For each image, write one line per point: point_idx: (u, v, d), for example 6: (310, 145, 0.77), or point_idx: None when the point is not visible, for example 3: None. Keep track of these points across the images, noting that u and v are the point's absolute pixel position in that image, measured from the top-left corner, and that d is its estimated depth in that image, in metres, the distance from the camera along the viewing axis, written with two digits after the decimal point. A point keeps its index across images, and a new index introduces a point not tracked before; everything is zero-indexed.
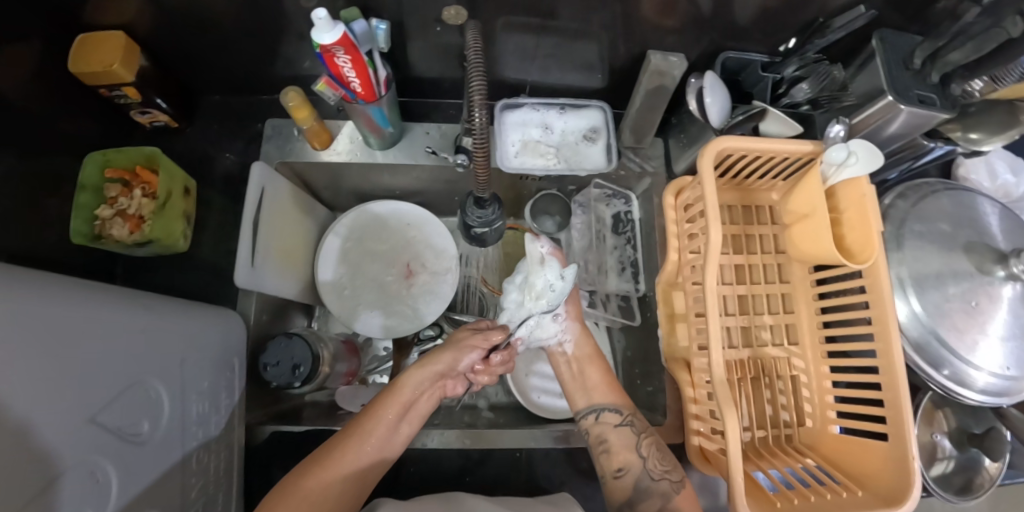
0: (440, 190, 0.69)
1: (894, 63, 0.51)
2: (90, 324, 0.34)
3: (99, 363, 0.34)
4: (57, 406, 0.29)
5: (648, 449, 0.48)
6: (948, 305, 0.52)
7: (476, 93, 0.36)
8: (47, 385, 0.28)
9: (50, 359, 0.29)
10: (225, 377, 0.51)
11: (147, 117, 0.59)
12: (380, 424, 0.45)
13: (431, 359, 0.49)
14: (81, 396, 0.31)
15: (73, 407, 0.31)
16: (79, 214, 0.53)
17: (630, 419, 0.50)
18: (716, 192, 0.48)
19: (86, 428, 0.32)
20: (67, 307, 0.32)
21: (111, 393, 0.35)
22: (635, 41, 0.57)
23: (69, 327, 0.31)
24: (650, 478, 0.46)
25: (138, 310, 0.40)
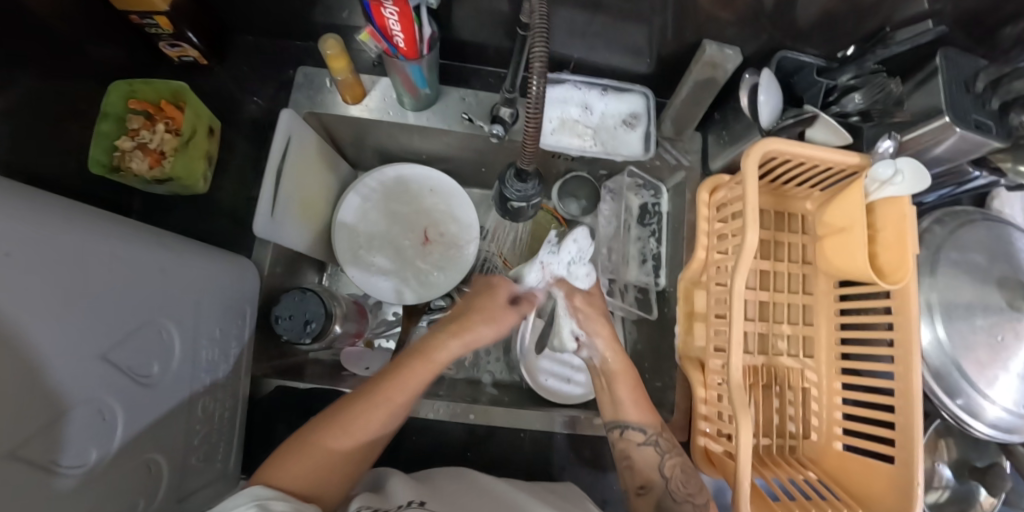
0: (467, 161, 0.68)
1: (955, 84, 0.49)
2: (108, 258, 0.33)
3: (113, 300, 0.33)
4: (67, 340, 0.28)
5: (672, 470, 0.46)
6: (972, 337, 0.51)
7: (537, 59, 0.34)
8: (58, 317, 0.27)
9: (62, 293, 0.28)
10: (237, 325, 0.50)
11: (176, 51, 0.57)
12: (408, 389, 0.43)
13: (468, 331, 0.47)
14: (90, 332, 0.30)
15: (83, 341, 0.30)
16: (99, 143, 0.51)
17: (655, 439, 0.47)
18: (758, 195, 0.46)
19: (96, 364, 0.31)
20: (85, 238, 0.31)
21: (122, 331, 0.34)
22: (691, 29, 0.55)
23: (86, 258, 0.30)
24: (674, 500, 0.44)
25: (158, 248, 0.39)
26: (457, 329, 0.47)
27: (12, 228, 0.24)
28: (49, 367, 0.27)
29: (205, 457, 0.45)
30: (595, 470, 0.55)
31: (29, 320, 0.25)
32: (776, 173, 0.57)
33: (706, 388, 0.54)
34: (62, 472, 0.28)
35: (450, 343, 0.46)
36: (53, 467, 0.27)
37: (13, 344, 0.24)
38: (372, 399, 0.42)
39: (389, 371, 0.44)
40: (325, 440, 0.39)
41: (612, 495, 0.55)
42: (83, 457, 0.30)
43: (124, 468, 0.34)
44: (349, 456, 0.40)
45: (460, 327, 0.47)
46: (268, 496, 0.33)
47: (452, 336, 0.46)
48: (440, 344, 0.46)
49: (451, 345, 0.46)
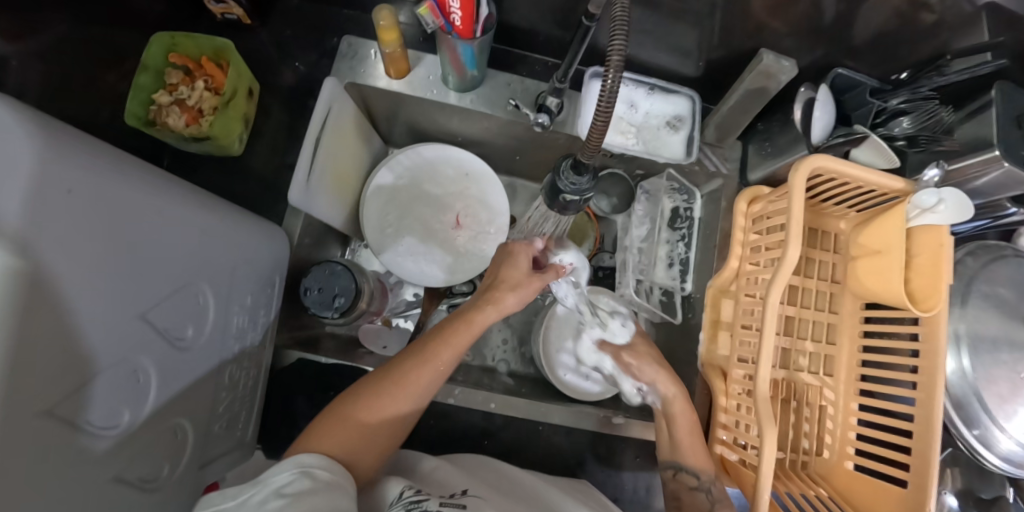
0: (502, 147, 0.67)
1: (1007, 118, 0.49)
2: (156, 215, 0.32)
3: (155, 259, 0.32)
4: (108, 297, 0.27)
5: None
6: (997, 371, 0.51)
7: (613, 56, 0.33)
8: (103, 272, 0.26)
9: (108, 249, 0.27)
10: (265, 293, 0.49)
11: (220, 7, 0.55)
12: (447, 355, 0.44)
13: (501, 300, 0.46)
14: (131, 291, 0.30)
15: (123, 299, 0.29)
16: (136, 96, 0.50)
17: (708, 486, 0.46)
18: (803, 211, 0.46)
19: (134, 323, 0.30)
20: (137, 192, 0.30)
21: (161, 291, 0.33)
22: (750, 35, 0.54)
23: (136, 213, 0.29)
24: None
25: (202, 210, 0.38)
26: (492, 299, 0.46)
27: (70, 175, 0.23)
28: (88, 323, 0.26)
29: (226, 424, 0.45)
30: (609, 468, 0.55)
31: (73, 274, 0.24)
32: (816, 189, 0.57)
33: (727, 397, 0.54)
34: (92, 432, 0.28)
35: (486, 310, 0.46)
36: (85, 426, 0.27)
37: (59, 298, 0.23)
38: (414, 365, 0.43)
39: (427, 338, 0.45)
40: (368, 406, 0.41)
41: (623, 494, 0.55)
42: (115, 418, 0.30)
43: (152, 430, 0.34)
44: (389, 420, 0.41)
45: (494, 297, 0.46)
46: (314, 465, 0.35)
47: (488, 304, 0.45)
48: (478, 310, 0.46)
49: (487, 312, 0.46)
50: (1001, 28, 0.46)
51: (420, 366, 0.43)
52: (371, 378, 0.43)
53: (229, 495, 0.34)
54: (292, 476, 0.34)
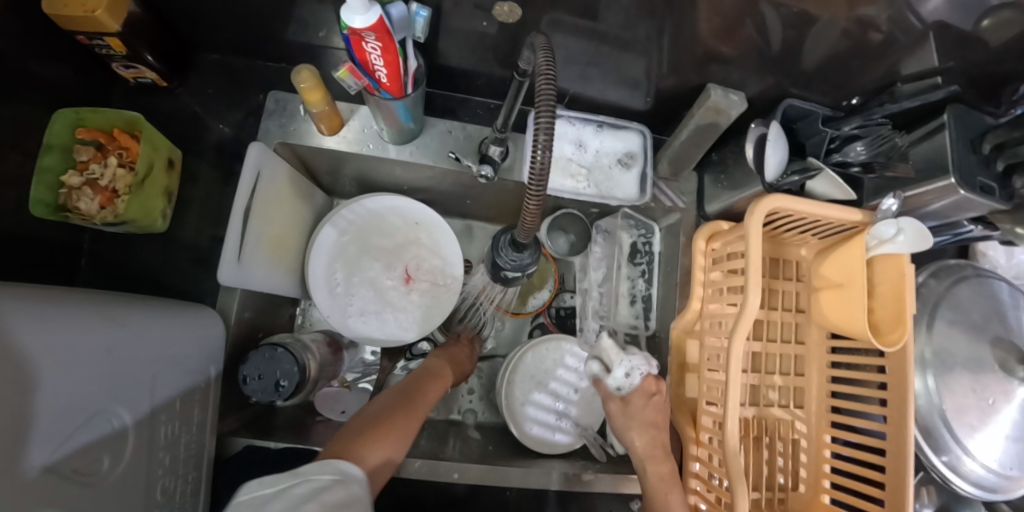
0: (452, 192, 0.64)
1: (962, 143, 0.47)
2: (54, 347, 0.28)
3: (59, 394, 0.27)
4: (6, 459, 0.23)
5: None
6: (965, 399, 0.51)
7: (543, 128, 0.30)
8: (2, 429, 0.23)
9: (7, 403, 0.23)
10: (200, 388, 0.45)
11: (131, 72, 0.52)
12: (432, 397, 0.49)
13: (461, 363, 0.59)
14: (35, 440, 0.25)
15: (27, 455, 0.25)
16: (41, 180, 0.46)
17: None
18: (763, 252, 0.44)
19: (38, 478, 0.25)
20: (24, 330, 0.26)
21: (68, 429, 0.28)
22: (694, 69, 0.52)
23: (27, 355, 0.25)
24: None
25: (110, 325, 0.34)
26: (455, 360, 0.58)
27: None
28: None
29: None
30: None
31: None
32: (773, 222, 0.55)
33: (698, 445, 0.52)
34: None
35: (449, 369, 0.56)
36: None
37: None
38: (410, 400, 0.47)
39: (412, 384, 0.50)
40: (385, 431, 0.41)
41: None
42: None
43: None
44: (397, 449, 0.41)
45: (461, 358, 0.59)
46: (350, 474, 0.34)
47: (454, 363, 0.57)
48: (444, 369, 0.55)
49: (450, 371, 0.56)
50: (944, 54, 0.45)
51: (415, 404, 0.47)
52: (371, 416, 0.43)
53: (269, 482, 0.31)
54: (330, 483, 0.32)
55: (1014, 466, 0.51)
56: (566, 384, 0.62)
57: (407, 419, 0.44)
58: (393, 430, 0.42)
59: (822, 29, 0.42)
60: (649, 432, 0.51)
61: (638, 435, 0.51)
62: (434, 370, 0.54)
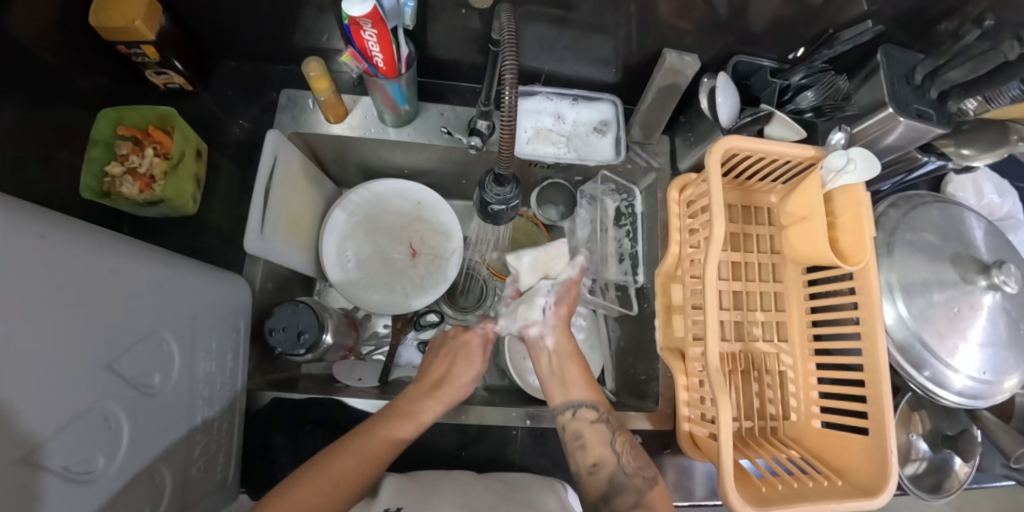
0: (447, 172, 0.71)
1: (897, 76, 0.54)
2: (113, 272, 0.34)
3: (117, 312, 0.34)
4: (68, 349, 0.29)
5: (622, 446, 0.48)
6: (932, 311, 0.55)
7: (508, 73, 0.37)
8: (67, 328, 0.29)
9: (73, 305, 0.29)
10: (231, 339, 0.51)
11: (162, 78, 0.60)
12: (397, 432, 0.47)
13: (454, 382, 0.53)
14: (97, 341, 0.32)
15: (89, 349, 0.31)
16: (89, 169, 0.53)
17: (606, 416, 0.50)
18: (721, 188, 0.50)
19: (101, 373, 0.32)
20: (93, 252, 0.32)
21: (126, 342, 0.35)
22: (651, 41, 0.58)
23: (93, 276, 0.31)
24: (625, 474, 0.46)
25: (158, 266, 0.41)
26: (443, 381, 0.53)
27: (23, 244, 0.26)
28: (53, 372, 0.28)
29: (204, 467, 0.46)
30: None
31: (35, 330, 0.26)
32: (739, 168, 0.60)
33: (687, 375, 0.56)
34: (64, 478, 0.29)
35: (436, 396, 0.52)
36: (52, 473, 0.28)
37: (21, 347, 0.25)
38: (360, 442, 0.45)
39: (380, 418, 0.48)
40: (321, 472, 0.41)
41: None
42: (89, 463, 0.31)
43: (131, 470, 0.35)
44: (338, 490, 0.41)
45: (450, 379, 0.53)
46: None
47: (442, 388, 0.51)
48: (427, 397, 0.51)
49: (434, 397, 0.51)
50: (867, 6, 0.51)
51: (368, 443, 0.45)
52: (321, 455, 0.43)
53: None
54: None
55: (989, 370, 0.55)
56: None
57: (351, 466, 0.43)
58: (333, 469, 0.41)
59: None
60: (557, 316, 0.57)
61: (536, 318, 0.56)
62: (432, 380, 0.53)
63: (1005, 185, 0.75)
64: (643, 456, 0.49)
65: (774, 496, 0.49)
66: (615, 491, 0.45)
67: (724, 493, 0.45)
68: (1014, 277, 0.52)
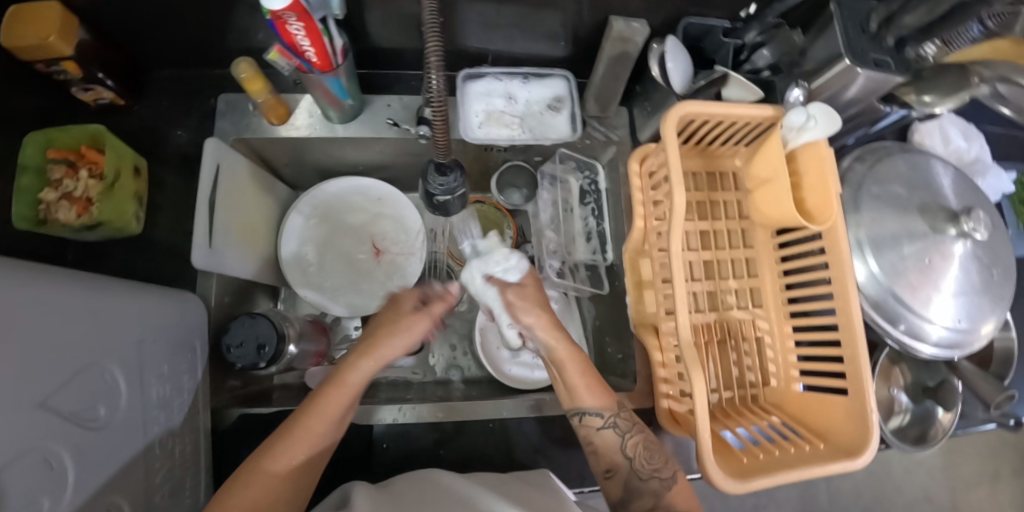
0: (406, 165, 0.68)
1: (852, 26, 0.52)
2: (40, 306, 0.32)
3: (49, 346, 0.32)
4: (8, 391, 0.28)
5: (635, 449, 0.48)
6: (903, 263, 0.54)
7: (433, 56, 0.35)
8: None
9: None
10: (186, 360, 0.49)
11: (90, 95, 0.57)
12: (326, 419, 0.43)
13: (378, 350, 0.46)
14: (28, 381, 0.30)
15: (24, 389, 0.29)
16: (21, 198, 0.51)
17: (613, 421, 0.48)
18: (679, 157, 0.48)
19: (34, 415, 0.31)
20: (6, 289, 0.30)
21: (62, 377, 0.33)
22: (597, 10, 0.56)
23: (20, 312, 0.30)
24: (639, 479, 0.47)
25: (93, 293, 0.39)
26: (365, 351, 0.45)
27: None
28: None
29: (169, 494, 0.45)
30: (570, 449, 0.57)
31: None
32: (699, 134, 0.58)
33: (662, 351, 0.55)
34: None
35: (359, 366, 0.46)
36: None
37: None
38: (287, 439, 0.42)
39: (305, 405, 0.44)
40: (247, 484, 0.40)
41: (589, 470, 0.57)
42: (33, 507, 0.29)
43: (78, 508, 0.33)
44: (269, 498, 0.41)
45: (372, 345, 0.46)
46: None
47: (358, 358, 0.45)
48: (351, 367, 0.46)
49: (352, 374, 0.45)
50: None
51: (295, 440, 0.42)
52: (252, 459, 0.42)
53: None
54: None
55: (963, 318, 0.54)
56: None
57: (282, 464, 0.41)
58: (261, 477, 0.41)
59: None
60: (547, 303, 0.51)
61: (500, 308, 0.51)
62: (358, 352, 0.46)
63: (972, 129, 0.74)
64: (658, 455, 0.48)
65: (756, 466, 0.49)
66: (632, 497, 0.47)
67: (705, 470, 0.45)
68: (983, 223, 0.51)
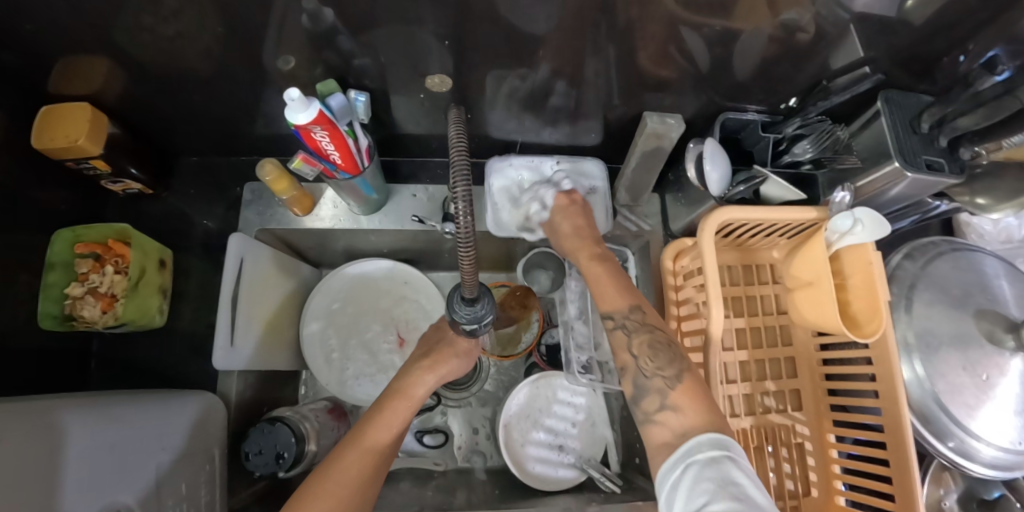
0: (429, 248, 0.67)
1: (901, 126, 0.48)
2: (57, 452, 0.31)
3: (48, 487, 0.31)
4: None
5: (639, 347, 0.41)
6: (958, 379, 0.50)
7: (460, 183, 0.32)
8: None
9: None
10: (204, 471, 0.47)
11: (120, 186, 0.57)
12: (403, 410, 0.46)
13: (443, 365, 0.49)
14: None
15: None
16: (48, 295, 0.50)
17: (629, 323, 0.43)
18: (717, 267, 0.46)
19: None
20: None
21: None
22: (630, 100, 0.54)
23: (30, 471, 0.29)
24: (644, 375, 0.39)
25: (99, 425, 0.38)
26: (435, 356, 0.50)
27: None
28: None
29: None
30: None
31: None
32: (735, 231, 0.56)
33: None
34: None
35: (422, 377, 0.49)
36: None
37: None
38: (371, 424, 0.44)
39: (369, 415, 0.45)
40: (334, 475, 0.39)
41: None
42: None
43: None
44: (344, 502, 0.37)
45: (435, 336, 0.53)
46: None
47: (422, 371, 0.48)
48: (413, 380, 0.48)
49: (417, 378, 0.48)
50: (871, 47, 0.45)
51: (364, 442, 0.42)
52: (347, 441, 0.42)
53: None
54: None
55: None
56: (563, 419, 0.63)
57: (375, 440, 0.42)
58: (345, 469, 0.39)
59: (747, 41, 0.44)
60: (682, 361, 0.39)
61: (603, 274, 0.48)
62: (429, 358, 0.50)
63: None
64: (665, 354, 0.40)
65: None
66: (640, 392, 0.39)
67: None
68: None
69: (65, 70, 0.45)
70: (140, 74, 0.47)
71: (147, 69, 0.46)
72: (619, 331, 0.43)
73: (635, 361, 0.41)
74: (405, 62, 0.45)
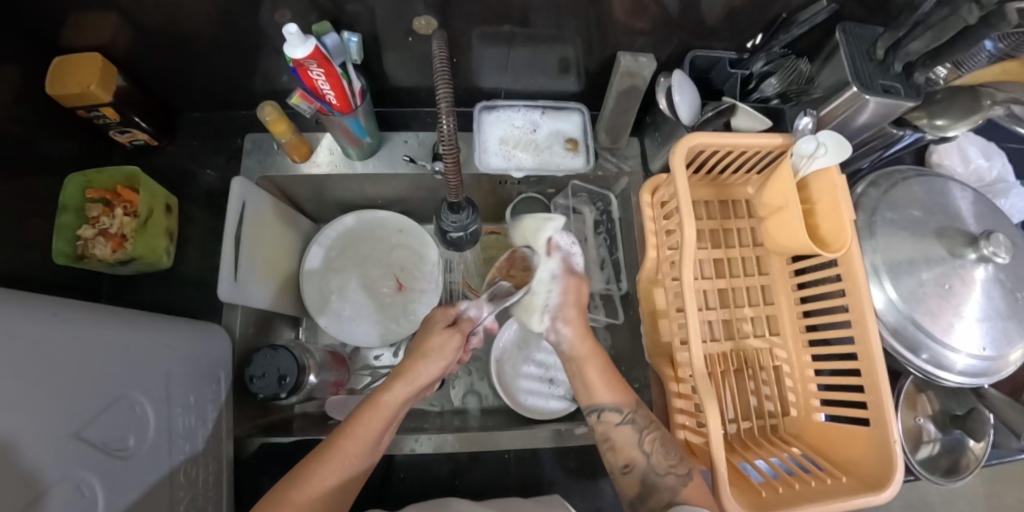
0: (423, 198, 0.71)
1: (858, 55, 0.51)
2: (76, 343, 0.34)
3: (79, 381, 0.33)
4: (36, 422, 0.29)
5: (652, 444, 0.46)
6: (922, 289, 0.53)
7: (443, 100, 0.38)
8: (29, 404, 0.28)
9: (35, 380, 0.29)
10: (210, 390, 0.51)
11: (127, 137, 0.61)
12: (376, 425, 0.44)
13: (416, 373, 0.47)
14: (63, 413, 0.31)
15: (53, 422, 0.30)
16: (61, 235, 0.53)
17: (632, 416, 0.47)
18: (688, 188, 0.48)
19: (71, 443, 0.32)
20: (48, 328, 0.32)
21: (93, 408, 0.34)
22: (607, 45, 0.57)
23: (53, 354, 0.31)
24: (657, 472, 0.45)
25: (120, 329, 0.40)
26: (432, 347, 0.48)
27: None
28: (25, 452, 0.27)
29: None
30: (584, 479, 0.58)
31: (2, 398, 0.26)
32: (708, 165, 0.59)
33: (678, 382, 0.55)
34: None
35: (395, 388, 0.46)
36: None
37: None
38: (344, 438, 0.43)
39: (342, 425, 0.44)
40: (299, 492, 0.39)
41: (604, 501, 0.58)
42: None
43: None
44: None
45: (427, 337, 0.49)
46: None
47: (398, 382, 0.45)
48: (385, 389, 0.46)
49: (419, 371, 0.47)
50: None
51: (330, 460, 0.41)
52: (317, 454, 0.42)
53: None
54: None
55: (990, 346, 0.52)
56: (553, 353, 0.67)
57: (344, 454, 0.42)
58: (308, 488, 0.40)
59: None
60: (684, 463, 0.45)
61: (591, 365, 0.50)
62: (433, 345, 0.49)
63: (992, 147, 0.74)
64: (674, 451, 0.46)
65: (774, 500, 0.47)
66: (648, 491, 0.44)
67: (722, 501, 0.43)
68: (1003, 246, 0.49)
69: (73, 25, 0.48)
70: (143, 28, 0.50)
71: (150, 23, 0.49)
72: (629, 426, 0.47)
73: (648, 459, 0.46)
74: (392, 13, 0.48)
